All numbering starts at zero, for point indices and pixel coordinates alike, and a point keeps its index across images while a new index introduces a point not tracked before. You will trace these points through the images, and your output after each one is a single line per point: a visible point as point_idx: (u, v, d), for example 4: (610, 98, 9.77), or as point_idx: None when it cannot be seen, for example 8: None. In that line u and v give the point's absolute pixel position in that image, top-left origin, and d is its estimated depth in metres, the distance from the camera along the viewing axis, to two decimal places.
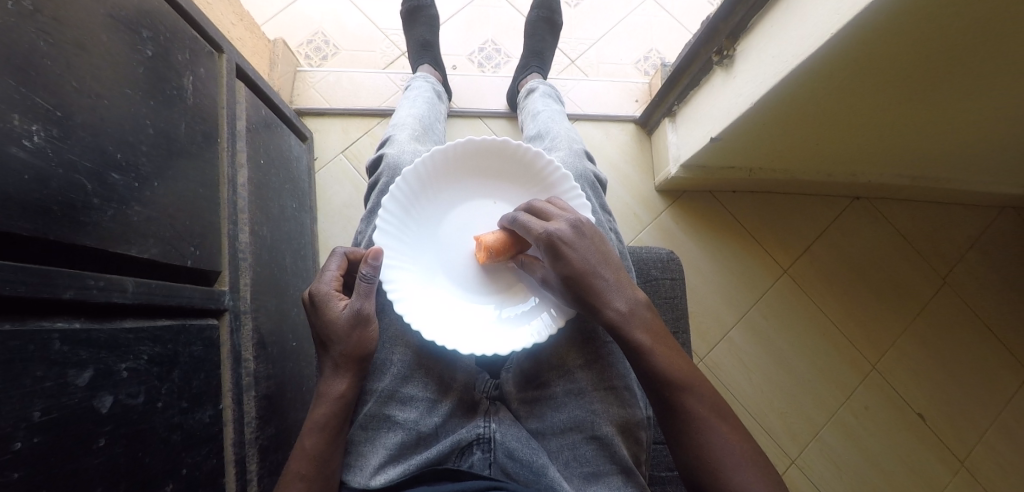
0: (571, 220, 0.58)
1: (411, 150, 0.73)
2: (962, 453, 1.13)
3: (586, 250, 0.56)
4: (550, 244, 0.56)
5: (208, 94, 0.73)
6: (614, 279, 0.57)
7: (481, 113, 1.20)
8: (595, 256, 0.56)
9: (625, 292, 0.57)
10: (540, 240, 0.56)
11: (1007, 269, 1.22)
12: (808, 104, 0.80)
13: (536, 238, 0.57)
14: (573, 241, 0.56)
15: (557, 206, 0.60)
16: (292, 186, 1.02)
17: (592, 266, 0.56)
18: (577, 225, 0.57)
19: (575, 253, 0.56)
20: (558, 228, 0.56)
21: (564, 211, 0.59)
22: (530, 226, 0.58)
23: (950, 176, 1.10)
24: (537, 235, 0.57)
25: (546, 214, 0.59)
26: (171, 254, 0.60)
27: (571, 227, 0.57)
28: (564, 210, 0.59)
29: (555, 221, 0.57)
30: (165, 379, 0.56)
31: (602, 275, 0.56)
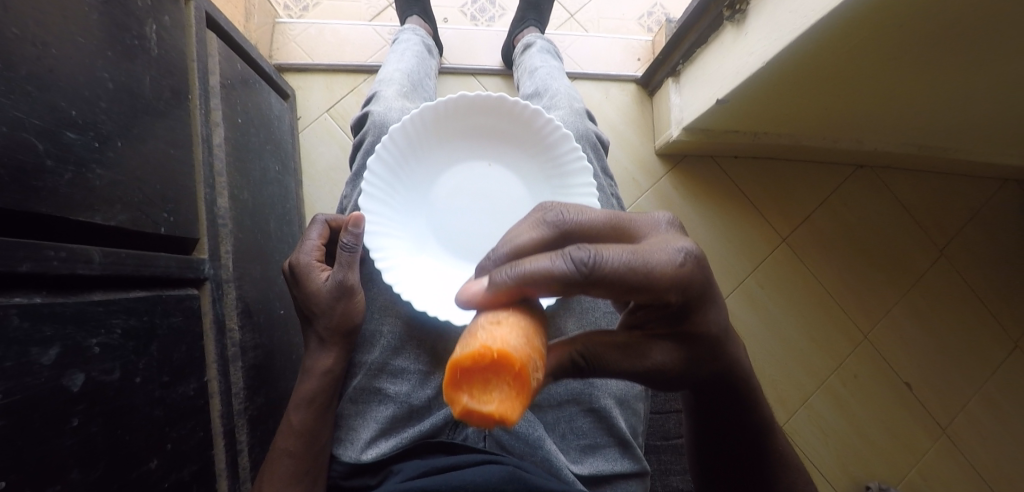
0: (669, 226, 0.41)
1: (398, 108, 0.67)
2: (944, 421, 1.15)
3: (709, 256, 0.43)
4: (700, 281, 0.38)
5: (174, 46, 0.67)
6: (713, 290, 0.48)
7: (474, 71, 1.13)
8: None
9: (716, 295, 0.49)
10: (686, 280, 0.37)
11: (1004, 242, 1.21)
12: (820, 65, 0.75)
13: (676, 283, 0.37)
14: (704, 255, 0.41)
15: (636, 219, 0.40)
16: (274, 148, 0.97)
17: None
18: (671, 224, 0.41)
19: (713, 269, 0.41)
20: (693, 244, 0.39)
21: (659, 222, 0.41)
22: (656, 263, 0.36)
23: (959, 146, 1.06)
24: (682, 273, 0.37)
25: (654, 237, 0.39)
26: (141, 221, 0.56)
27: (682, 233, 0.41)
28: (645, 220, 0.40)
29: (673, 238, 0.39)
30: (142, 354, 0.53)
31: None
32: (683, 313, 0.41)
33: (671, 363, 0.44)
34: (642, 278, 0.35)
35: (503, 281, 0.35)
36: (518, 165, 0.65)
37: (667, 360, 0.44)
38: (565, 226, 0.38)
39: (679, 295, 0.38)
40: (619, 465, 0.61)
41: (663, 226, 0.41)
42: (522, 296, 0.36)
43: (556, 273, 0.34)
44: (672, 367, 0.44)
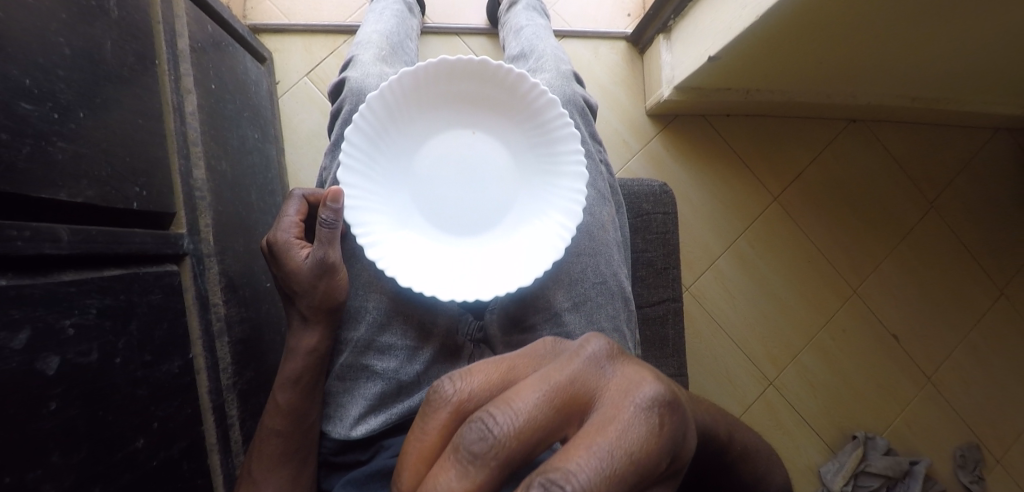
0: (608, 361, 0.35)
1: (377, 74, 0.64)
2: (929, 370, 1.19)
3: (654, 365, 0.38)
4: (677, 428, 0.32)
5: (137, 6, 0.62)
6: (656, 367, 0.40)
7: (459, 30, 1.08)
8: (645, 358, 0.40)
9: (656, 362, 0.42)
10: (669, 435, 0.31)
11: (993, 192, 1.21)
12: (815, 17, 0.72)
13: (664, 447, 0.31)
14: (657, 371, 0.36)
15: (572, 375, 0.33)
16: (252, 114, 0.93)
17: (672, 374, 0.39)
18: (595, 358, 0.35)
19: (672, 382, 0.36)
20: (652, 382, 0.33)
21: (592, 363, 0.35)
22: (635, 443, 0.30)
23: (958, 95, 1.03)
24: (659, 433, 0.31)
25: (608, 395, 0.33)
26: (111, 196, 0.54)
27: (613, 362, 0.35)
28: (580, 371, 0.34)
29: (625, 391, 0.33)
30: (121, 333, 0.53)
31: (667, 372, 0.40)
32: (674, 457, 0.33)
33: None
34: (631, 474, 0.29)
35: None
36: (503, 134, 0.62)
37: None
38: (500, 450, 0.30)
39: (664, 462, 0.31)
40: None
41: (600, 366, 0.35)
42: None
43: None
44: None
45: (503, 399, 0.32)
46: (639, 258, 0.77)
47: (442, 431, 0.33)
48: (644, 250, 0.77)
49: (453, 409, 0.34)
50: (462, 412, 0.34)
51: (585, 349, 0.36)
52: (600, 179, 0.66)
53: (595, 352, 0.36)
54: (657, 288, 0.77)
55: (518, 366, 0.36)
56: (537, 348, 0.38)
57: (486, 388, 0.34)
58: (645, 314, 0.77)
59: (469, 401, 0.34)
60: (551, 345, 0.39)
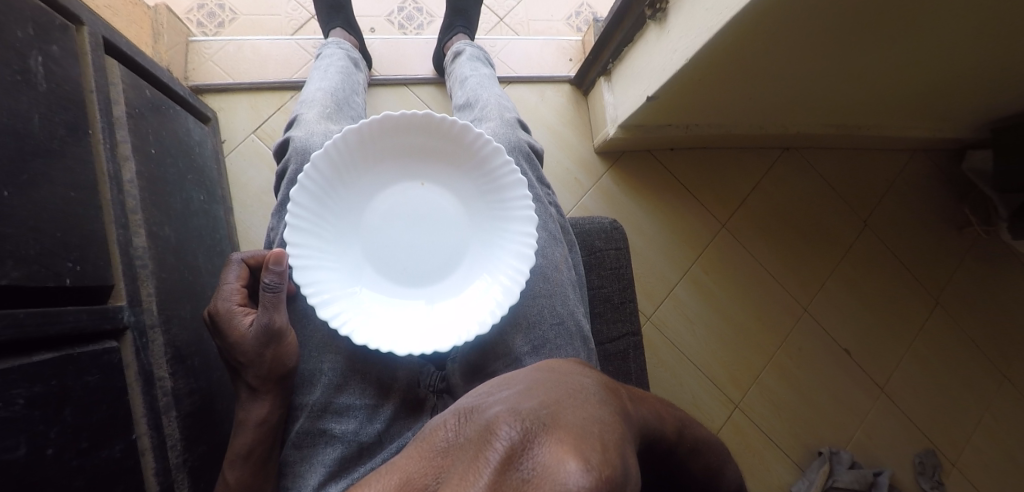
0: (522, 454, 0.33)
1: (320, 132, 0.65)
2: (881, 379, 1.24)
3: (582, 426, 0.35)
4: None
5: (68, 76, 0.61)
6: (582, 401, 0.39)
7: (407, 81, 1.10)
8: (573, 406, 0.37)
9: (580, 387, 0.41)
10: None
11: (916, 205, 1.31)
12: (737, 59, 0.77)
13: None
14: (585, 440, 0.34)
15: None
16: (197, 177, 0.91)
17: (602, 422, 0.37)
18: (503, 459, 0.33)
19: (604, 443, 0.35)
20: (574, 472, 0.31)
21: (502, 468, 0.32)
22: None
23: (871, 122, 1.13)
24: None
25: None
26: (40, 274, 0.51)
27: (524, 455, 0.33)
28: (490, 488, 0.31)
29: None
30: (54, 422, 0.50)
31: (603, 412, 0.39)
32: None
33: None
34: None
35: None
36: (451, 184, 0.64)
37: None
38: None
39: None
40: None
41: (514, 467, 0.33)
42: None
43: None
44: None
45: None
46: (596, 294, 0.79)
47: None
48: (600, 286, 0.79)
49: None
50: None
51: (494, 448, 0.33)
52: (550, 221, 0.68)
53: (505, 451, 0.33)
54: (615, 322, 0.79)
55: (412, 485, 0.34)
56: (435, 442, 0.36)
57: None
58: (606, 350, 0.78)
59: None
60: (453, 432, 0.37)
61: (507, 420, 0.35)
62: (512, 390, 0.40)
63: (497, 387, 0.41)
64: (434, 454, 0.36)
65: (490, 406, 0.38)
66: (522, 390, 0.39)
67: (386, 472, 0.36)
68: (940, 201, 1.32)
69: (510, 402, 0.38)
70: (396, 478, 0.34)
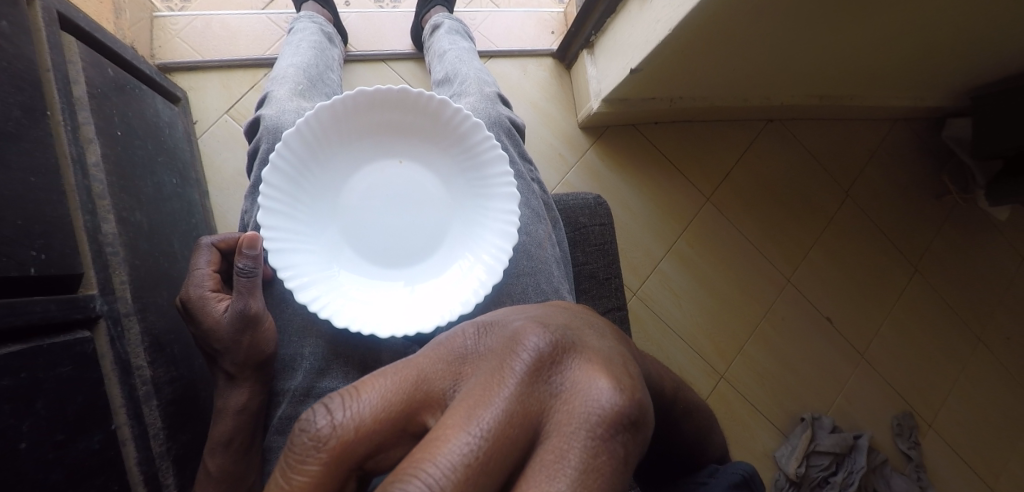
0: (550, 368, 0.31)
1: (293, 109, 0.62)
2: (862, 348, 1.27)
3: (607, 351, 0.35)
4: (626, 438, 0.29)
5: (21, 54, 0.58)
6: (603, 335, 0.37)
7: (385, 57, 1.07)
8: (596, 336, 0.36)
9: (598, 324, 0.40)
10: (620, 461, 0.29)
11: (896, 178, 1.32)
12: (720, 30, 0.76)
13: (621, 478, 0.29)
14: (612, 364, 0.33)
15: (510, 403, 0.29)
16: (169, 158, 0.88)
17: (624, 353, 0.36)
18: (532, 368, 0.31)
19: (630, 371, 0.34)
20: (605, 390, 0.30)
21: (531, 376, 0.30)
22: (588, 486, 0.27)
23: (855, 93, 1.13)
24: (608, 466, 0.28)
25: (558, 419, 0.29)
26: (3, 263, 0.49)
27: (553, 371, 0.31)
28: (517, 393, 0.29)
29: (564, 419, 0.29)
30: (26, 414, 0.48)
31: (620, 345, 0.38)
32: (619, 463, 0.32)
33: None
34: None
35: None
36: (432, 161, 0.62)
37: None
38: None
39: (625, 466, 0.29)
40: None
41: (543, 378, 0.31)
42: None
43: None
44: None
45: (426, 454, 0.26)
46: (581, 271, 0.79)
47: (315, 481, 0.29)
48: (585, 262, 0.79)
49: (335, 451, 0.29)
50: (348, 453, 0.29)
51: (523, 355, 0.31)
52: (532, 198, 0.67)
53: (535, 358, 0.31)
54: (601, 298, 0.79)
55: (429, 386, 0.32)
56: (454, 345, 0.34)
57: (383, 420, 0.30)
58: None
59: (355, 440, 0.29)
60: (473, 339, 0.34)
61: (537, 329, 0.33)
62: (530, 312, 0.38)
63: (512, 309, 0.39)
64: (451, 358, 0.33)
65: (512, 320, 0.36)
66: (542, 312, 0.38)
67: (400, 366, 0.33)
68: (920, 174, 1.34)
69: (533, 318, 0.36)
70: (412, 374, 0.32)
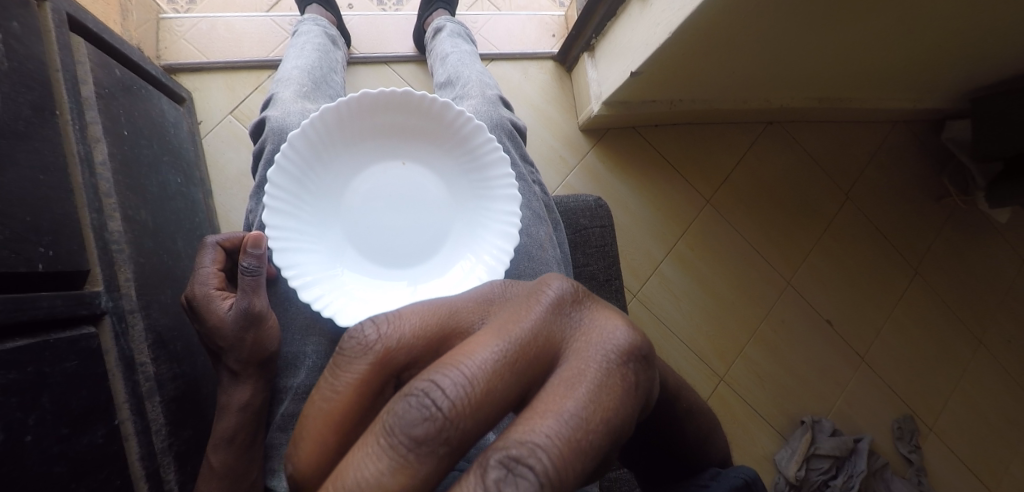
0: (572, 305, 0.33)
1: (298, 111, 0.63)
2: (861, 350, 1.28)
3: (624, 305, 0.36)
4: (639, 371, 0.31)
5: (30, 55, 0.59)
6: None
7: (387, 59, 1.08)
8: None
9: None
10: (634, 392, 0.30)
11: (897, 181, 1.33)
12: (720, 33, 0.77)
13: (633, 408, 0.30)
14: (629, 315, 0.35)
15: (536, 325, 0.30)
16: (173, 158, 0.89)
17: None
18: (558, 303, 0.32)
19: None
20: (621, 329, 0.32)
21: (556, 308, 0.32)
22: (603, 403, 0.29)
23: (854, 95, 1.13)
24: (624, 393, 0.30)
25: (576, 347, 0.31)
26: (12, 260, 0.50)
27: (577, 310, 0.33)
28: (542, 320, 0.31)
29: (582, 347, 0.31)
30: (32, 408, 0.49)
31: None
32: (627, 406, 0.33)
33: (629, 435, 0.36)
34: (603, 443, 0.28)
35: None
36: (434, 163, 0.63)
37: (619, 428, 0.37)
38: (455, 414, 0.27)
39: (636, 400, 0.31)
40: None
41: (568, 312, 0.33)
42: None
43: None
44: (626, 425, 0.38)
45: (456, 358, 0.28)
46: (581, 272, 0.79)
47: (358, 387, 0.30)
48: (586, 264, 0.80)
49: (377, 357, 0.30)
50: (389, 363, 0.31)
51: (549, 290, 0.33)
52: (533, 199, 0.68)
53: (562, 294, 0.33)
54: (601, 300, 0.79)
55: (462, 312, 0.33)
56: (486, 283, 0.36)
57: (419, 336, 0.31)
58: None
59: (397, 351, 0.31)
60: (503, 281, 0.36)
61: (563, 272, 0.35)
62: None
63: None
64: (482, 295, 0.35)
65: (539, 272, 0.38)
66: None
67: None
68: (921, 177, 1.35)
69: None
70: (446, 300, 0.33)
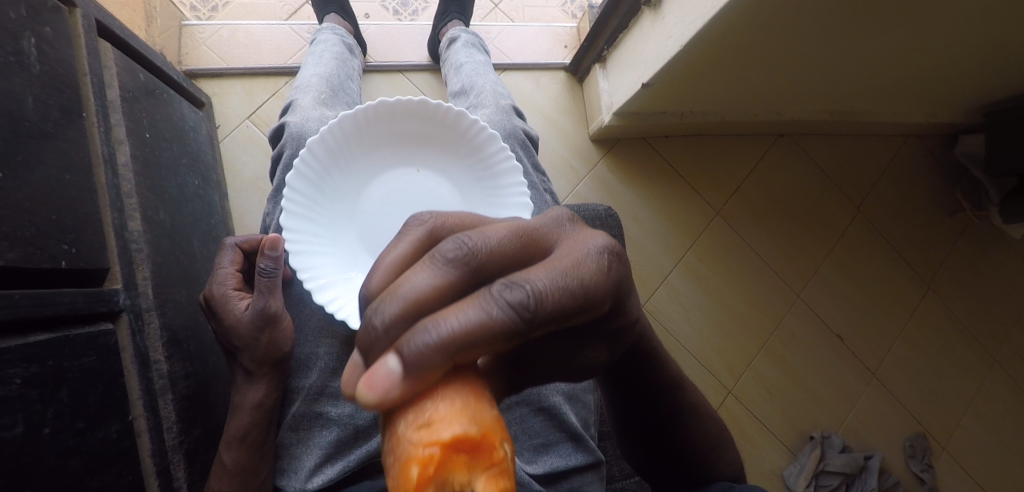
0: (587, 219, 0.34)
1: (316, 117, 0.65)
2: (872, 367, 1.26)
3: None
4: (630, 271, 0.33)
5: (60, 59, 0.60)
6: None
7: (402, 67, 1.10)
8: None
9: None
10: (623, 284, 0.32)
11: (910, 195, 1.32)
12: (731, 47, 0.78)
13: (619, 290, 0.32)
14: None
15: (556, 215, 0.32)
16: (191, 160, 0.91)
17: None
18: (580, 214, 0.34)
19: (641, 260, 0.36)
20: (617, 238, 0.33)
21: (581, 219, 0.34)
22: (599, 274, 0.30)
23: (866, 109, 1.14)
24: (618, 276, 0.31)
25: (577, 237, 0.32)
26: (37, 256, 0.51)
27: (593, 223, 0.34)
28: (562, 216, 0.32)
29: (597, 229, 0.32)
30: (50, 401, 0.50)
31: None
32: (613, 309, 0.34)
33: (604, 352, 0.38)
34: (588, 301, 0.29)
35: (424, 352, 0.26)
36: (448, 169, 0.64)
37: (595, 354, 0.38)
38: (471, 257, 0.28)
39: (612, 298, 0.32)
40: (573, 459, 0.64)
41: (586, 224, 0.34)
42: (451, 363, 0.27)
43: (484, 328, 0.26)
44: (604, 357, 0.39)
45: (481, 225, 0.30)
46: None
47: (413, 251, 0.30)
48: None
49: (427, 230, 0.31)
50: (434, 239, 0.31)
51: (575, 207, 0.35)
52: (545, 208, 0.69)
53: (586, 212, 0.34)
54: None
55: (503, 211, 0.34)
56: None
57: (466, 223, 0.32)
58: None
59: (445, 226, 0.31)
60: None
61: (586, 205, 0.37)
62: None
63: None
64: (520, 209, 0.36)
65: None
66: None
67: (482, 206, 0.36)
68: (934, 192, 1.34)
69: None
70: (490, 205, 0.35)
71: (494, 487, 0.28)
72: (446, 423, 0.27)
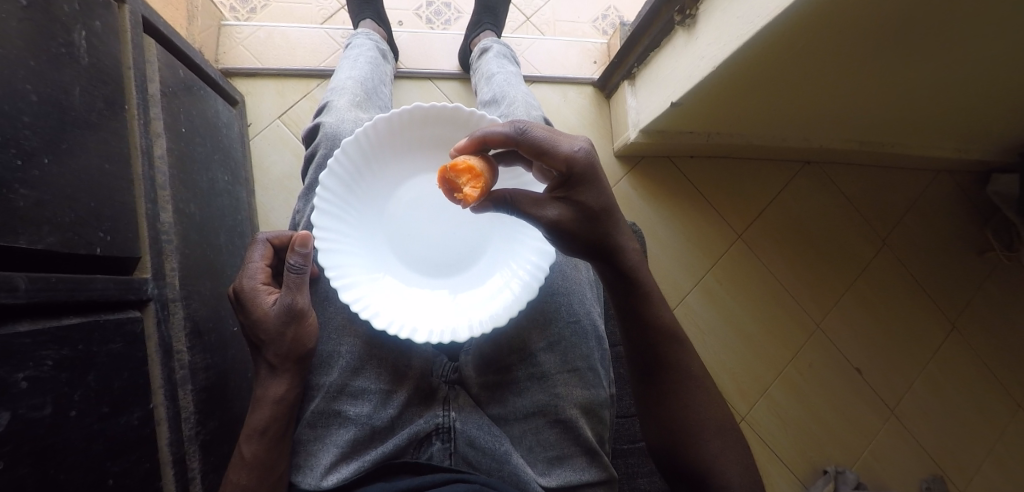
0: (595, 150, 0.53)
1: (351, 119, 0.66)
2: (892, 402, 1.23)
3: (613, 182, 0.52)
4: (595, 167, 0.49)
5: (107, 52, 0.62)
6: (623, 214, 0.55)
7: (431, 75, 1.11)
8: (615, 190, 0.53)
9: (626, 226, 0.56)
10: (582, 164, 0.48)
11: (938, 229, 1.30)
12: (760, 71, 0.78)
13: (575, 162, 0.48)
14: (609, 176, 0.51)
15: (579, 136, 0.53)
16: (223, 157, 0.93)
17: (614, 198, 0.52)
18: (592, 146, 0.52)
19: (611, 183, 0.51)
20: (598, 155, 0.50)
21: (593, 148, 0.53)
22: (563, 142, 0.48)
23: (898, 140, 1.12)
24: (582, 159, 0.48)
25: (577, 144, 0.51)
26: (74, 242, 0.53)
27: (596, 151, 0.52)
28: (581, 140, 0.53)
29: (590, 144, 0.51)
30: (78, 385, 0.51)
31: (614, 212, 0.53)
32: (576, 185, 0.49)
33: (564, 219, 0.50)
34: (548, 148, 0.48)
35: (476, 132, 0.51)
36: None
37: (553, 216, 0.50)
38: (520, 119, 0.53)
39: (564, 165, 0.48)
40: (587, 474, 0.62)
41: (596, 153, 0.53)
42: (480, 142, 0.51)
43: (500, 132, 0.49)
44: (558, 229, 0.50)
45: None
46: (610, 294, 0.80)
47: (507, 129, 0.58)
48: None
49: None
50: None
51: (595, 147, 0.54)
52: None
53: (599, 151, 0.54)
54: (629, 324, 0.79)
55: None
56: None
57: None
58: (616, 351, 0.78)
59: None
60: None
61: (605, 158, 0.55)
62: None
63: None
64: None
65: None
66: None
67: None
68: (962, 227, 1.31)
69: None
70: None
71: (471, 192, 0.50)
72: (469, 158, 0.52)
